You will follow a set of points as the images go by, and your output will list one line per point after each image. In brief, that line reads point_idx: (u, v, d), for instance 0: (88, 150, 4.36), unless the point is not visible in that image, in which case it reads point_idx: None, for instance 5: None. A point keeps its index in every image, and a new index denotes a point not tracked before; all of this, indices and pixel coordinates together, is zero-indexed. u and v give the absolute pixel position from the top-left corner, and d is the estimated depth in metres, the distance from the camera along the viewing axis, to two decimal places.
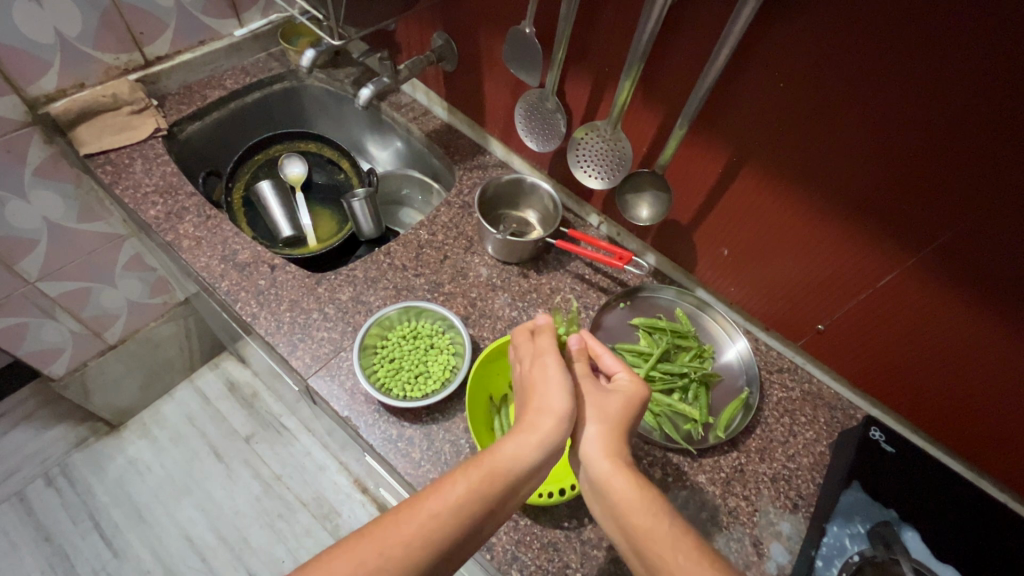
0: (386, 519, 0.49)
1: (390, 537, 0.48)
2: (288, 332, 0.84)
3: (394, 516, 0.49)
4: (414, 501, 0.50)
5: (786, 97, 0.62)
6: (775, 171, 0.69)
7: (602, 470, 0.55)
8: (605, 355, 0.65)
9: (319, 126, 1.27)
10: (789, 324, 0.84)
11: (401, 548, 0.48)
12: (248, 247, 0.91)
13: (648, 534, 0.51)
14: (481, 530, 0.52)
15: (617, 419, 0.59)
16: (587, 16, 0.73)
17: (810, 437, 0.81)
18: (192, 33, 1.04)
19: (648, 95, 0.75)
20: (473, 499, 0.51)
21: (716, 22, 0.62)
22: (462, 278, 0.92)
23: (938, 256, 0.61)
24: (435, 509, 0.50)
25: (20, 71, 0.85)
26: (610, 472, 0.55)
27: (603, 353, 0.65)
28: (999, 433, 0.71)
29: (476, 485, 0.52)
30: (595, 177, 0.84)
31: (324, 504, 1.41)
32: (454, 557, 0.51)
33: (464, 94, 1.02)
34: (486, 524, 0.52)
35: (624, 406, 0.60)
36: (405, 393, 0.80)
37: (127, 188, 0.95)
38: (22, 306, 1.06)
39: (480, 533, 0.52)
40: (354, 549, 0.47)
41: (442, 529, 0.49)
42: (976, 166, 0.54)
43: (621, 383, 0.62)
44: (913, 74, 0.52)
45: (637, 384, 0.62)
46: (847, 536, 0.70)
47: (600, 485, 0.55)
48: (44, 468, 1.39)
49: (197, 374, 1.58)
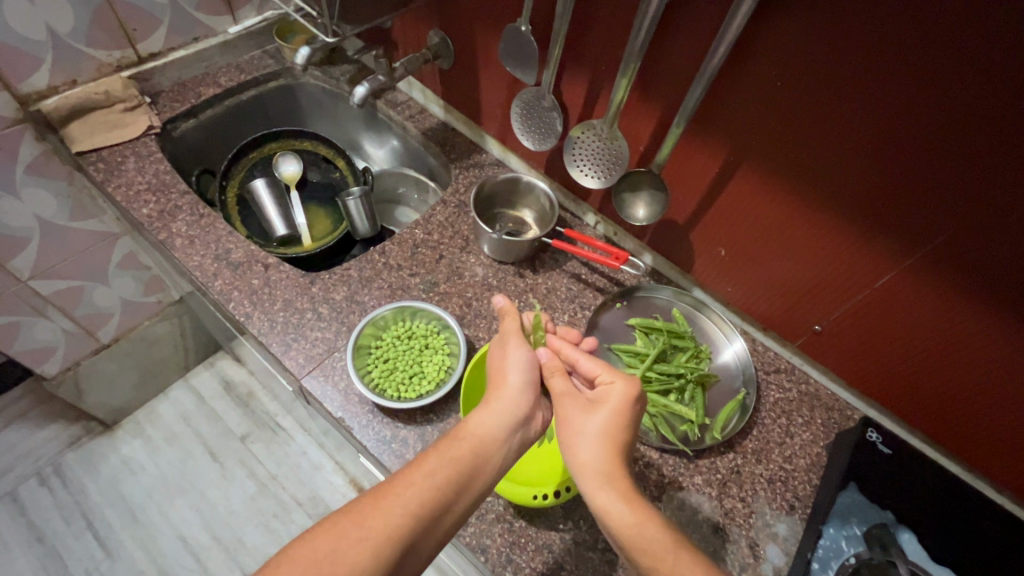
0: (364, 498, 0.53)
1: (371, 510, 0.51)
2: (282, 332, 0.83)
3: (372, 493, 0.53)
4: (391, 477, 0.54)
5: (783, 94, 0.61)
6: (772, 170, 0.68)
7: (601, 500, 0.55)
8: (582, 359, 0.65)
9: (314, 124, 1.26)
10: (787, 324, 0.83)
11: (382, 518, 0.51)
12: (242, 246, 0.91)
13: (662, 566, 0.51)
14: (458, 503, 0.56)
15: (611, 433, 0.59)
16: (583, 14, 0.73)
17: (807, 438, 0.81)
18: (186, 30, 1.03)
19: (645, 94, 0.74)
20: (447, 470, 0.56)
21: (713, 20, 0.62)
22: (457, 277, 0.91)
23: (935, 257, 0.61)
24: (411, 482, 0.54)
25: (11, 67, 0.84)
26: (610, 501, 0.55)
27: (580, 358, 0.66)
28: (994, 435, 0.70)
29: (447, 459, 0.57)
30: (591, 176, 0.83)
31: (320, 504, 1.40)
32: (434, 531, 0.54)
33: (461, 92, 1.01)
34: (462, 497, 0.56)
35: (617, 412, 0.60)
36: (399, 393, 0.80)
37: (120, 186, 0.94)
38: (13, 305, 1.06)
39: (457, 505, 0.55)
40: (335, 524, 0.50)
41: (419, 498, 0.53)
42: (974, 167, 0.53)
43: (611, 391, 0.61)
44: (911, 73, 0.52)
45: (626, 383, 0.62)
46: (844, 538, 0.69)
47: (600, 515, 0.55)
48: (37, 468, 1.38)
49: (192, 373, 1.57)
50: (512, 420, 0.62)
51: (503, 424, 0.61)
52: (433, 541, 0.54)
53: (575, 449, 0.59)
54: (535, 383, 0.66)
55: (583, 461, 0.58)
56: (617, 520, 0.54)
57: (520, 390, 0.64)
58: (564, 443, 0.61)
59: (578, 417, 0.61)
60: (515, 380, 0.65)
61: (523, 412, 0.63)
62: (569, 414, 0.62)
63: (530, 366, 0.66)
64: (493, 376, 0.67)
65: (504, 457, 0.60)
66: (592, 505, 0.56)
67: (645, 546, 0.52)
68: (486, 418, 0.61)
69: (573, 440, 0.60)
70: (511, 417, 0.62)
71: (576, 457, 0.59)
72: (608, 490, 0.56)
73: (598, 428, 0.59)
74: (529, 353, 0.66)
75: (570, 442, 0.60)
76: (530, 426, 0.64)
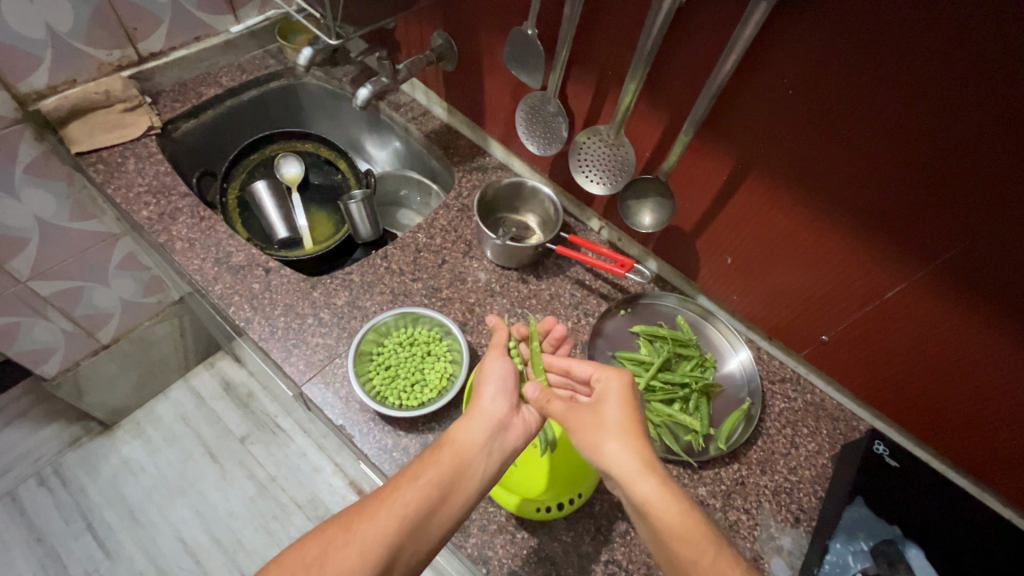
0: (355, 507, 0.53)
1: (358, 515, 0.52)
2: (282, 337, 0.82)
3: (362, 501, 0.54)
4: (379, 487, 0.55)
5: (791, 103, 0.60)
6: (780, 179, 0.67)
7: (644, 491, 0.52)
8: (576, 363, 0.66)
9: (317, 125, 1.25)
10: (792, 333, 0.82)
11: (369, 522, 0.51)
12: (243, 249, 0.90)
13: (699, 564, 0.49)
14: (447, 505, 0.55)
15: (636, 424, 0.57)
16: (589, 18, 0.72)
17: (812, 449, 0.80)
18: (187, 30, 1.01)
19: (651, 101, 0.73)
20: (433, 474, 0.56)
21: (723, 28, 0.61)
22: (460, 282, 0.90)
23: (949, 270, 0.60)
24: (398, 488, 0.54)
25: (9, 67, 0.83)
26: (654, 491, 0.52)
27: (574, 363, 0.66)
28: (1000, 448, 0.70)
29: (433, 464, 0.57)
30: (597, 182, 0.81)
31: (320, 506, 1.40)
32: (425, 533, 0.53)
33: (464, 94, 1.00)
34: (453, 502, 0.55)
35: (621, 399, 0.59)
36: (401, 401, 0.79)
37: (120, 188, 0.93)
38: (13, 306, 1.05)
39: (447, 507, 0.55)
40: (326, 530, 0.51)
41: (406, 502, 0.53)
42: (987, 180, 0.52)
43: (607, 384, 0.61)
44: (926, 83, 0.50)
45: (619, 375, 0.61)
46: (850, 553, 0.69)
47: (643, 507, 0.52)
48: (37, 468, 1.37)
49: (192, 373, 1.56)
50: (493, 423, 0.61)
51: (486, 429, 0.61)
52: (425, 543, 0.53)
53: (602, 449, 0.55)
54: (513, 390, 0.65)
55: (616, 458, 0.54)
56: (662, 511, 0.51)
57: (497, 399, 0.63)
58: (589, 447, 0.56)
59: (594, 418, 0.58)
60: (490, 391, 0.64)
61: (503, 417, 0.62)
62: (587, 421, 0.58)
63: (507, 376, 0.66)
64: (474, 391, 0.66)
65: (488, 460, 0.59)
66: (635, 500, 0.53)
67: (688, 538, 0.50)
68: (468, 425, 0.61)
69: (602, 440, 0.55)
70: (492, 421, 0.62)
71: (606, 453, 0.55)
72: (649, 479, 0.53)
73: (617, 419, 0.57)
74: (507, 363, 0.67)
75: (594, 445, 0.56)
76: (509, 434, 0.62)
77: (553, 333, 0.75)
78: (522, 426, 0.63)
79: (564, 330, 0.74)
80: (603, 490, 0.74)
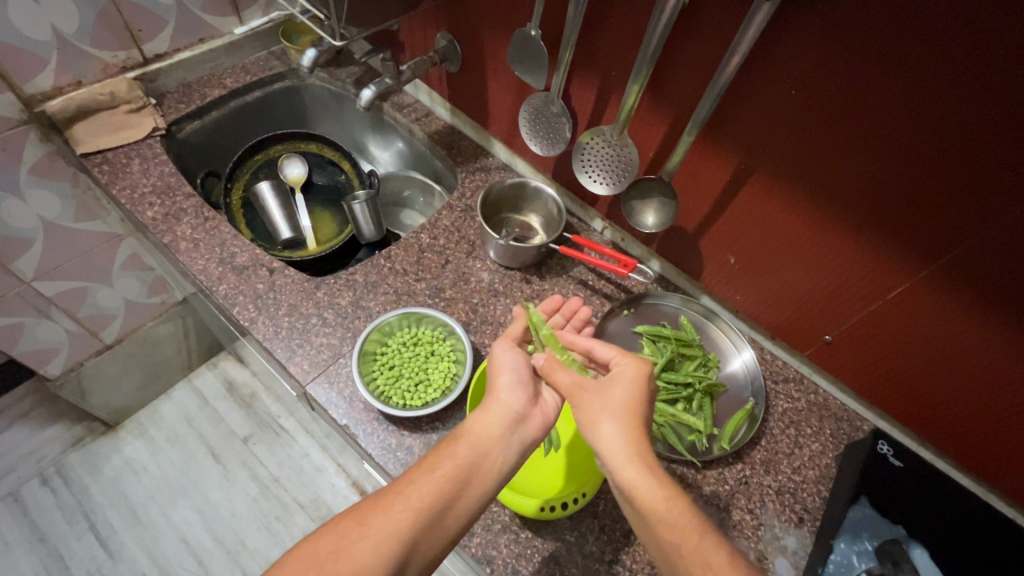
0: (367, 501, 0.53)
1: (372, 510, 0.52)
2: (286, 337, 0.82)
3: (375, 495, 0.53)
4: (393, 480, 0.55)
5: (795, 102, 0.60)
6: (785, 179, 0.67)
7: (629, 475, 0.54)
8: (596, 346, 0.66)
9: (320, 126, 1.25)
10: (795, 333, 0.82)
11: (383, 517, 0.51)
12: (247, 249, 0.90)
13: (683, 548, 0.50)
14: (462, 501, 0.55)
15: (639, 413, 0.59)
16: (593, 18, 0.72)
17: (816, 449, 0.80)
18: (191, 31, 1.02)
19: (655, 101, 0.73)
20: (448, 468, 0.55)
21: (727, 28, 0.61)
22: (464, 282, 0.90)
23: (953, 269, 0.60)
24: (413, 481, 0.54)
25: (15, 68, 0.83)
26: (638, 476, 0.54)
27: (596, 344, 0.67)
28: (1003, 448, 0.70)
29: (448, 457, 0.56)
30: (599, 182, 0.83)
31: (322, 506, 1.40)
32: (440, 529, 0.53)
33: (468, 94, 1.00)
34: (467, 498, 0.55)
35: (633, 391, 0.60)
36: (405, 401, 0.79)
37: (125, 188, 0.94)
38: (17, 306, 1.05)
39: (462, 502, 0.55)
40: (338, 525, 0.51)
41: (421, 496, 0.53)
42: (989, 178, 0.52)
43: (623, 368, 0.62)
44: (927, 83, 0.51)
45: (637, 362, 0.62)
46: (854, 553, 0.70)
47: (628, 490, 0.54)
48: (40, 468, 1.38)
49: (196, 373, 1.57)
50: (510, 416, 0.61)
51: (502, 421, 0.61)
52: (440, 538, 0.53)
53: (597, 426, 0.58)
54: (528, 381, 0.65)
55: (608, 438, 0.56)
56: (644, 495, 0.53)
57: (514, 390, 0.63)
58: (587, 426, 0.59)
59: (600, 398, 0.59)
60: (506, 381, 0.64)
61: (520, 410, 0.62)
62: (590, 399, 0.60)
63: (522, 367, 0.66)
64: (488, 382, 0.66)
65: (505, 455, 0.59)
66: (620, 482, 0.55)
67: (671, 520, 0.51)
68: (484, 418, 0.60)
69: (598, 419, 0.58)
70: (509, 415, 0.61)
71: (595, 433, 0.58)
72: (636, 464, 0.54)
73: (622, 402, 0.59)
74: (519, 356, 0.67)
75: (592, 422, 0.58)
76: (528, 424, 0.62)
77: (579, 314, 0.79)
78: (541, 418, 0.64)
79: (589, 313, 0.79)
80: (607, 490, 0.74)
